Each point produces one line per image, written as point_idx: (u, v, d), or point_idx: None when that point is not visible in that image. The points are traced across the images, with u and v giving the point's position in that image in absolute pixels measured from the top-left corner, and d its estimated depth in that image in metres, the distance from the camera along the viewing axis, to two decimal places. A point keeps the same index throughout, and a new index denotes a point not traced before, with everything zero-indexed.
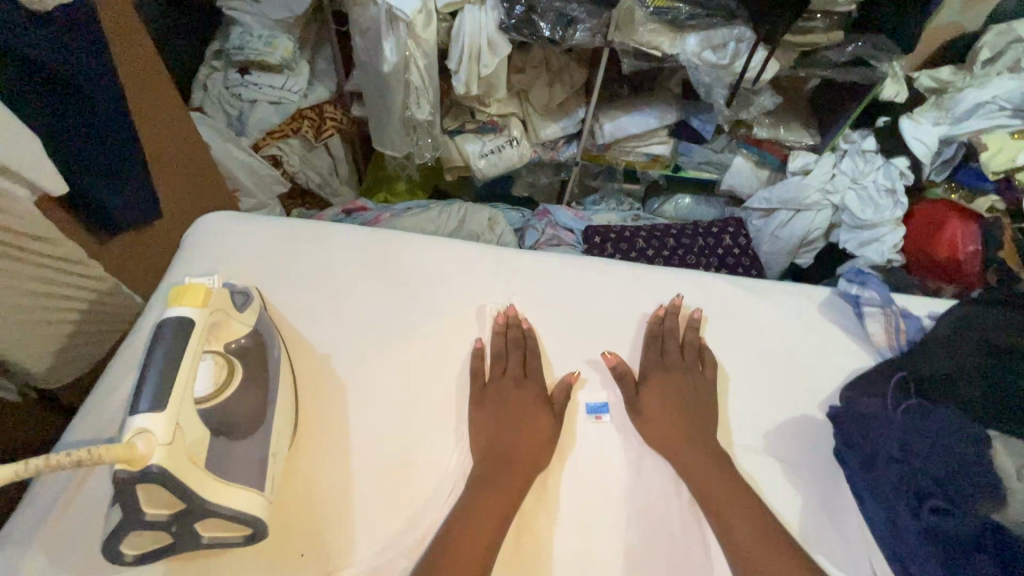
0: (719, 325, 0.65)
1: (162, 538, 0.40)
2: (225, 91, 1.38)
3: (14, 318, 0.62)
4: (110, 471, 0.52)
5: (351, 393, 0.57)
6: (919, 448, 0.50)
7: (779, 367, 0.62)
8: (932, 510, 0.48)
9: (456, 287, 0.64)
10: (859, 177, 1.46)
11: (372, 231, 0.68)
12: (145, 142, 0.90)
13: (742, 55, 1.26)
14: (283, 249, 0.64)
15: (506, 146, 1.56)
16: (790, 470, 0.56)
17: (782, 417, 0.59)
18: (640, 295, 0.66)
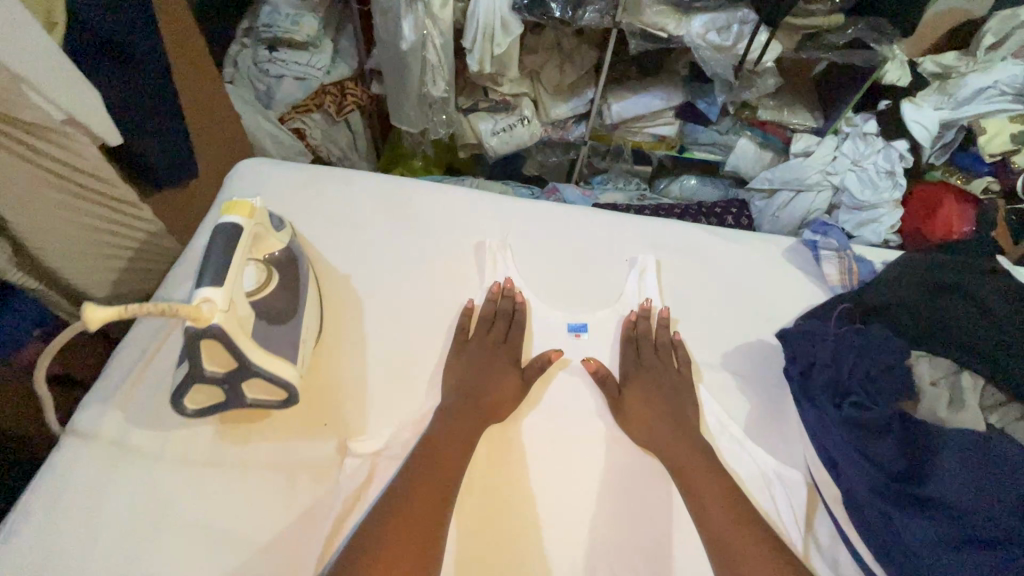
0: (696, 264, 0.71)
1: (216, 394, 0.49)
2: (254, 67, 1.46)
3: (78, 248, 0.72)
4: (166, 368, 0.61)
5: (367, 306, 0.65)
6: (846, 356, 0.56)
7: (746, 297, 0.69)
8: (852, 403, 0.54)
9: (457, 222, 0.72)
10: (860, 159, 1.50)
11: (386, 177, 0.75)
12: (185, 105, 0.99)
13: (745, 38, 1.31)
14: (310, 187, 0.73)
15: (517, 125, 1.62)
16: (742, 382, 0.63)
17: (740, 338, 0.66)
18: (628, 236, 0.73)
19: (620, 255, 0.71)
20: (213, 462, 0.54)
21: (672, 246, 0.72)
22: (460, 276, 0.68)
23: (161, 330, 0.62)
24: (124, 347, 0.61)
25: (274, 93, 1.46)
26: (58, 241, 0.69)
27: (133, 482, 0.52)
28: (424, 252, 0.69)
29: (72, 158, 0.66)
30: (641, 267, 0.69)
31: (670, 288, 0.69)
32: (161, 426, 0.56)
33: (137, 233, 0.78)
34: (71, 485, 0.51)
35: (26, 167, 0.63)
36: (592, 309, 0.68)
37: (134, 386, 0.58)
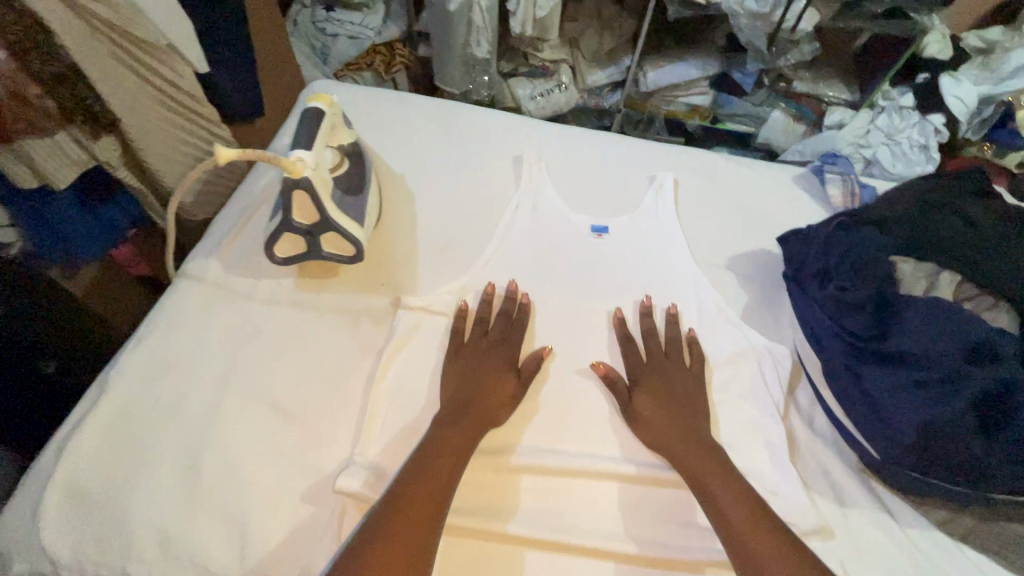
0: (716, 184, 0.77)
1: (300, 245, 0.60)
2: (312, 27, 1.57)
3: (172, 156, 0.82)
4: (256, 232, 0.69)
5: (417, 201, 0.74)
6: (836, 249, 0.63)
7: (757, 213, 0.75)
8: (838, 286, 0.61)
9: (496, 140, 0.80)
10: (894, 133, 1.49)
11: (436, 102, 0.84)
12: (258, 48, 1.10)
13: (782, 5, 1.33)
14: (370, 104, 0.82)
15: (555, 90, 1.69)
16: (747, 281, 0.70)
17: (748, 247, 0.72)
18: (654, 161, 0.79)
19: (641, 173, 0.77)
20: (292, 304, 0.64)
21: (695, 168, 0.78)
22: (500, 182, 0.76)
23: (253, 202, 0.71)
24: (225, 212, 0.71)
25: (329, 51, 1.57)
26: (159, 149, 0.80)
27: (232, 309, 0.63)
28: (468, 159, 0.78)
29: (167, 73, 0.76)
30: (660, 183, 0.75)
31: (684, 203, 0.75)
32: (252, 273, 0.66)
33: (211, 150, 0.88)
34: (186, 307, 0.62)
35: (131, 77, 0.73)
36: (613, 214, 0.73)
37: (233, 242, 0.68)
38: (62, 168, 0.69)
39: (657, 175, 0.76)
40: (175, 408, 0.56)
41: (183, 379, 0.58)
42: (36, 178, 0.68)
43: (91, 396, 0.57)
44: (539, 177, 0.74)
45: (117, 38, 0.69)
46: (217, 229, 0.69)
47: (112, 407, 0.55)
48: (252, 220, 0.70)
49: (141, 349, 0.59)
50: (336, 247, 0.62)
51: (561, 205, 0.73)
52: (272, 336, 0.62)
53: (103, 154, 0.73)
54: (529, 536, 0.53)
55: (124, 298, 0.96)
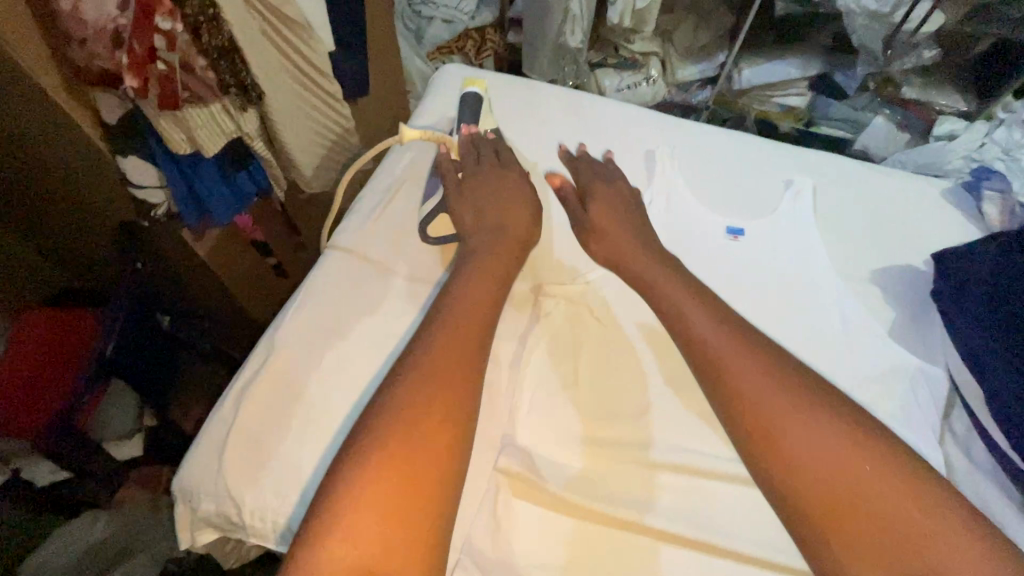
0: (857, 190, 0.74)
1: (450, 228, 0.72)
2: (407, 8, 1.58)
3: (303, 131, 0.86)
4: (405, 211, 0.74)
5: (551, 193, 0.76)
6: (1009, 271, 0.59)
7: (899, 224, 0.72)
8: (1010, 312, 0.58)
9: (626, 133, 0.80)
10: (1014, 149, 1.34)
11: (563, 92, 0.85)
12: (371, 28, 1.15)
13: (905, 4, 1.27)
14: (502, 90, 0.85)
15: (643, 83, 1.66)
16: (891, 297, 0.67)
17: (896, 263, 0.69)
18: (791, 164, 0.76)
19: (776, 176, 0.75)
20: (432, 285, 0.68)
21: (833, 172, 0.76)
22: (632, 175, 0.75)
23: (394, 183, 0.76)
24: (369, 188, 0.76)
25: (424, 34, 1.59)
26: (292, 123, 0.83)
27: (381, 283, 0.68)
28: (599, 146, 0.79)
29: (302, 48, 0.79)
30: (797, 188, 0.73)
31: (822, 210, 0.72)
32: (397, 247, 0.71)
33: (334, 127, 0.92)
34: (340, 275, 0.68)
35: (271, 50, 0.77)
36: (749, 217, 0.72)
37: (380, 218, 0.73)
38: (212, 135, 0.73)
39: (794, 180, 0.74)
40: (336, 369, 0.62)
41: (342, 342, 0.63)
42: (190, 145, 0.72)
43: (256, 356, 0.64)
44: (672, 175, 0.74)
45: (265, 13, 0.73)
46: (365, 203, 0.75)
47: (283, 368, 0.62)
48: (395, 197, 0.75)
49: (301, 310, 0.65)
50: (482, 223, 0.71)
51: (695, 204, 0.72)
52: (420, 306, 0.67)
53: (246, 125, 0.76)
54: (662, 530, 0.58)
55: (243, 266, 1.03)
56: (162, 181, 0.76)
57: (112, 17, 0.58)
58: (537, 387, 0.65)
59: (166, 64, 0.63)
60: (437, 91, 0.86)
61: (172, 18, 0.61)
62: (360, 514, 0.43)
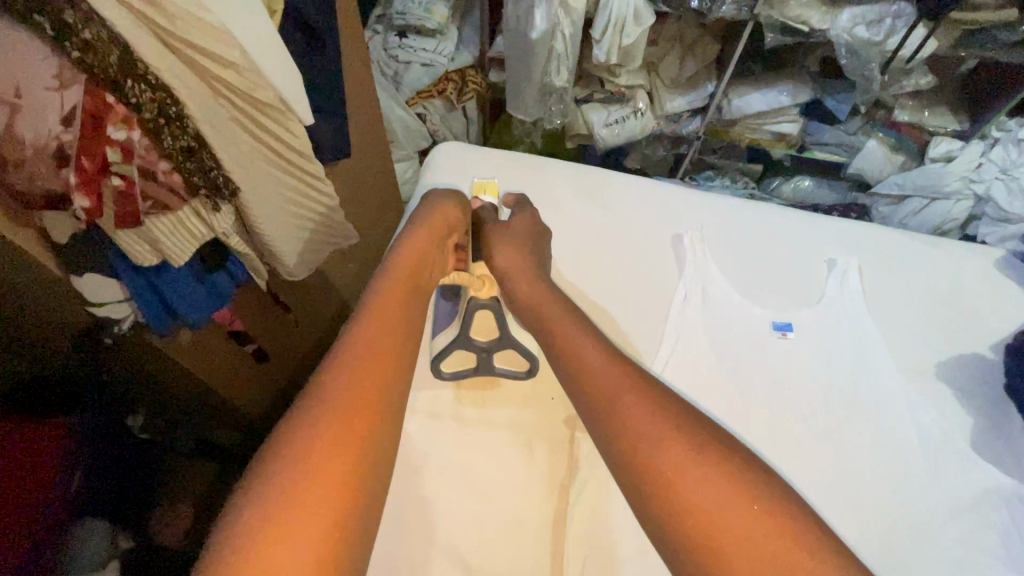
0: (886, 263, 0.78)
1: (468, 362, 0.74)
2: (384, 53, 1.53)
3: (286, 221, 0.79)
4: None
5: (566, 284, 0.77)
6: None
7: (949, 304, 0.76)
8: None
9: (660, 216, 0.82)
10: (1011, 167, 1.37)
11: (576, 167, 0.87)
12: (349, 87, 1.08)
13: (897, 33, 1.24)
14: (520, 172, 0.86)
15: (630, 117, 1.62)
16: (960, 393, 0.69)
17: (953, 352, 0.72)
18: (822, 243, 0.80)
19: (820, 256, 0.79)
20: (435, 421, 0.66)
21: (867, 246, 0.80)
22: (664, 263, 0.78)
23: None
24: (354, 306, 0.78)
25: (402, 79, 1.54)
26: (276, 218, 0.77)
27: None
28: (600, 239, 0.80)
29: (280, 133, 0.71)
30: (843, 269, 0.76)
31: (871, 289, 0.76)
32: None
33: (319, 205, 0.84)
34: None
35: (244, 139, 0.69)
36: (792, 308, 0.75)
37: None
38: (182, 243, 0.65)
39: (837, 260, 0.78)
40: None
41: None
42: (156, 254, 0.64)
43: None
44: (705, 262, 0.77)
45: (239, 102, 0.65)
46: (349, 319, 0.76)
47: None
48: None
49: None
50: (508, 361, 0.74)
51: (737, 298, 0.75)
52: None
53: (219, 224, 0.67)
54: None
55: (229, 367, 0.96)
56: (127, 294, 0.67)
57: (54, 133, 0.51)
58: (579, 534, 0.63)
59: (122, 178, 0.57)
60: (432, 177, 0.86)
61: (126, 127, 0.55)
62: (280, 543, 0.42)
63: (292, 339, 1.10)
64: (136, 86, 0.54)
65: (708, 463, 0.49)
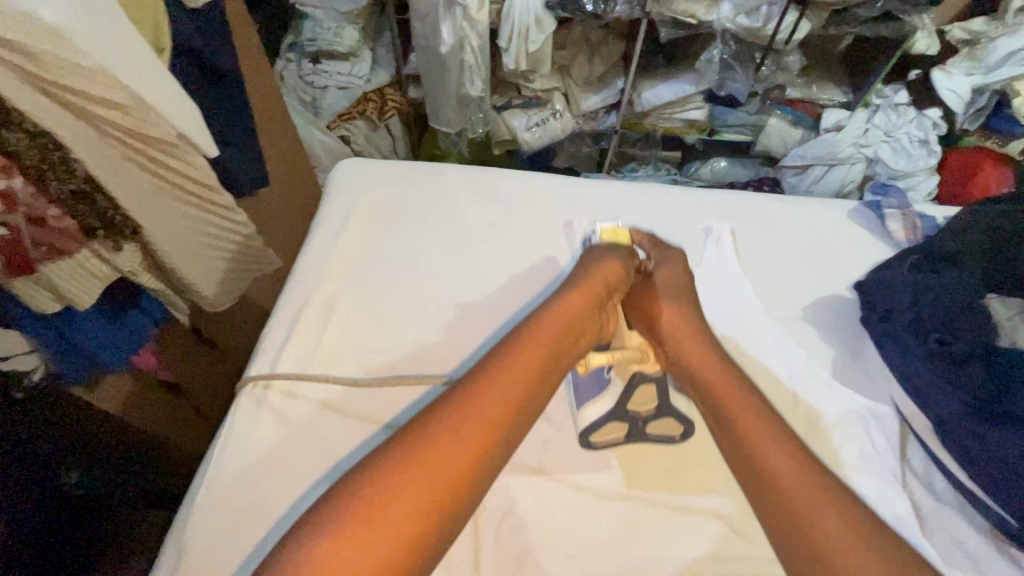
0: (756, 224, 0.87)
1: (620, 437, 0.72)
2: (299, 80, 1.55)
3: (197, 252, 0.79)
4: (320, 332, 0.75)
5: (481, 270, 0.82)
6: (925, 301, 0.69)
7: (814, 252, 0.85)
8: (936, 340, 0.67)
9: (554, 205, 0.90)
10: (893, 130, 1.52)
11: (473, 170, 0.95)
12: (258, 117, 1.10)
13: (775, 18, 1.34)
14: (414, 178, 0.93)
15: (550, 119, 1.67)
16: (824, 330, 0.77)
17: (819, 294, 0.80)
18: (701, 213, 0.88)
19: (698, 225, 0.87)
20: (365, 416, 0.69)
21: (739, 211, 0.89)
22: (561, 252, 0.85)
23: (308, 300, 0.78)
24: (282, 307, 0.78)
25: (320, 103, 1.55)
26: (185, 249, 0.76)
27: (301, 432, 0.67)
28: (502, 232, 0.87)
29: (180, 167, 0.71)
30: (718, 235, 0.85)
31: (744, 248, 0.84)
32: (337, 368, 0.72)
33: (233, 234, 0.84)
34: (278, 412, 0.69)
35: (141, 176, 0.69)
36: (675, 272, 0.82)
37: (297, 337, 0.74)
38: (83, 284, 0.66)
39: (713, 227, 0.86)
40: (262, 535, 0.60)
41: (281, 484, 0.64)
42: (58, 300, 0.65)
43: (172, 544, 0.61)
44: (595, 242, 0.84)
45: (129, 140, 0.66)
46: (279, 321, 0.76)
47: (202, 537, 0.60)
48: (326, 320, 0.76)
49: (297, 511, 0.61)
50: (662, 428, 0.72)
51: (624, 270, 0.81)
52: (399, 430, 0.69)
53: (124, 264, 0.69)
54: None
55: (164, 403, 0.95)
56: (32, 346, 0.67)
57: None
58: (503, 502, 0.68)
59: (7, 227, 0.57)
60: (337, 191, 0.90)
61: (7, 175, 0.56)
62: (376, 530, 0.47)
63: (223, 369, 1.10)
64: (11, 134, 0.56)
65: (755, 449, 0.60)
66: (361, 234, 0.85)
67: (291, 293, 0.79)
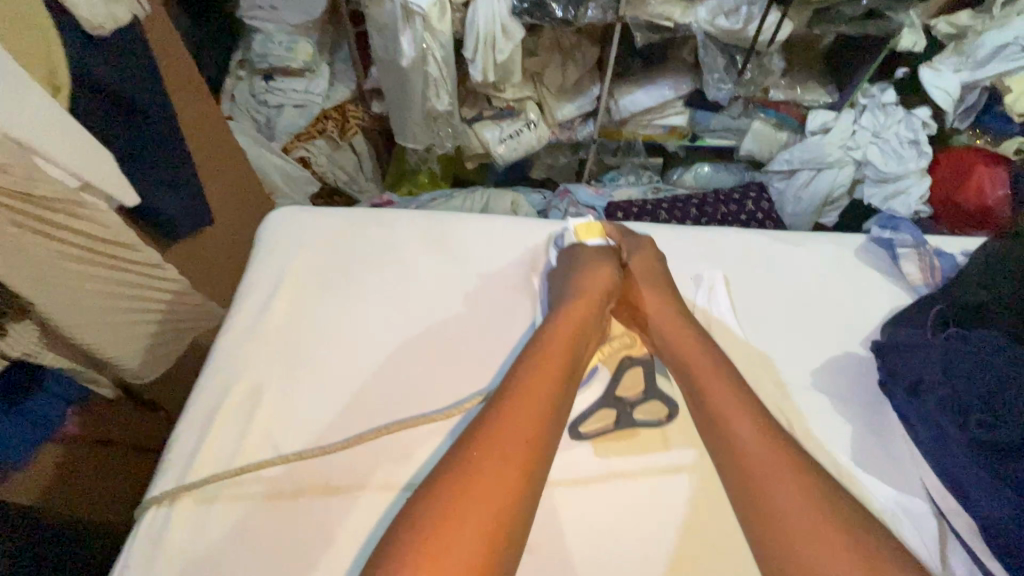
0: (751, 268, 0.83)
1: (606, 420, 0.69)
2: (252, 99, 1.44)
3: (112, 319, 0.70)
4: (243, 422, 0.68)
5: (424, 334, 0.76)
6: (959, 370, 0.62)
7: (816, 298, 0.80)
8: (978, 424, 0.59)
9: (505, 254, 0.85)
10: (881, 131, 1.45)
11: (419, 217, 0.89)
12: (195, 153, 0.99)
13: (755, 19, 1.26)
14: (352, 228, 0.86)
15: (524, 130, 1.56)
16: (840, 401, 0.71)
17: (829, 354, 0.75)
18: (693, 260, 0.83)
19: (687, 273, 0.82)
20: (316, 522, 0.61)
21: (732, 253, 0.84)
22: (516, 307, 0.79)
23: (232, 382, 0.71)
24: (200, 395, 0.70)
25: (275, 124, 1.44)
26: (99, 318, 0.67)
27: (229, 539, 0.60)
28: (449, 287, 0.81)
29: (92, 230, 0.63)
30: (709, 283, 0.80)
31: (737, 299, 0.79)
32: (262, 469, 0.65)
33: (161, 293, 0.76)
34: (191, 528, 0.61)
35: (49, 249, 0.60)
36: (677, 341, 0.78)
37: (218, 425, 0.67)
38: None
39: (703, 275, 0.81)
40: None
41: None
42: None
43: None
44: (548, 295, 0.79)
45: (27, 209, 0.56)
46: (195, 413, 0.69)
47: None
48: (251, 407, 0.69)
49: None
50: (648, 411, 0.70)
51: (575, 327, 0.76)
52: (352, 526, 0.61)
53: (15, 347, 0.61)
54: None
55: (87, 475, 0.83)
56: None
57: None
58: None
59: None
60: (266, 251, 0.83)
61: None
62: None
63: (157, 430, 0.98)
64: None
65: (769, 514, 0.52)
66: (290, 301, 0.78)
67: (214, 377, 0.71)
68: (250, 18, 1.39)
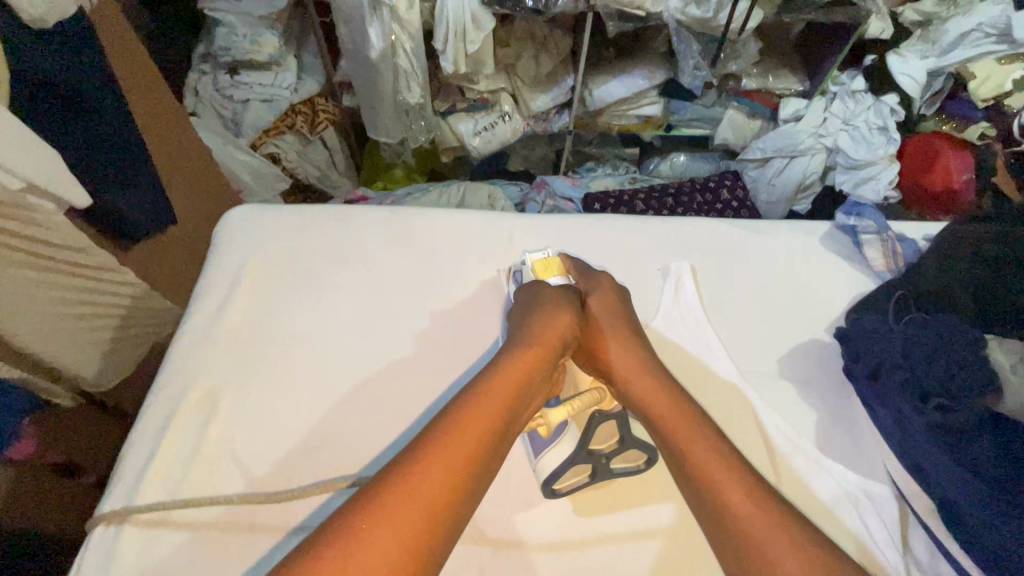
0: (719, 257, 0.83)
1: (581, 473, 0.65)
2: (216, 94, 1.39)
3: (64, 325, 0.68)
4: (197, 432, 0.66)
5: (385, 336, 0.75)
6: (919, 358, 0.63)
7: (783, 286, 0.81)
8: (937, 407, 0.61)
9: (469, 249, 0.83)
10: (851, 117, 1.47)
11: (380, 213, 0.87)
12: (153, 151, 0.95)
13: (726, 6, 1.25)
14: (311, 227, 0.84)
15: (499, 122, 1.55)
16: (805, 389, 0.72)
17: (796, 343, 0.76)
18: (663, 251, 0.83)
19: (655, 265, 0.82)
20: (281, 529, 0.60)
21: (700, 242, 0.84)
22: (481, 305, 0.78)
23: (187, 390, 0.69)
24: (149, 409, 0.68)
25: (241, 119, 1.40)
26: (49, 324, 0.66)
27: (185, 554, 0.59)
28: (411, 286, 0.79)
29: (36, 233, 0.61)
30: (676, 275, 0.80)
31: (705, 290, 0.80)
32: (217, 483, 0.63)
33: (117, 298, 0.74)
34: (141, 550, 0.59)
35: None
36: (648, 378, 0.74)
37: (171, 437, 0.65)
38: None
39: (670, 266, 0.81)
40: None
41: None
42: None
43: None
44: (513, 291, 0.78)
45: None
46: (145, 429, 0.66)
47: None
48: (205, 417, 0.67)
49: None
50: (625, 458, 0.65)
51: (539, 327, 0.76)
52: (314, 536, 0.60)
53: None
54: None
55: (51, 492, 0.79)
56: None
57: None
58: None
59: None
60: (221, 254, 0.81)
61: None
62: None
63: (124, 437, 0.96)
64: None
65: (724, 515, 0.53)
66: (246, 306, 0.76)
67: (166, 387, 0.69)
68: (211, 9, 1.34)
